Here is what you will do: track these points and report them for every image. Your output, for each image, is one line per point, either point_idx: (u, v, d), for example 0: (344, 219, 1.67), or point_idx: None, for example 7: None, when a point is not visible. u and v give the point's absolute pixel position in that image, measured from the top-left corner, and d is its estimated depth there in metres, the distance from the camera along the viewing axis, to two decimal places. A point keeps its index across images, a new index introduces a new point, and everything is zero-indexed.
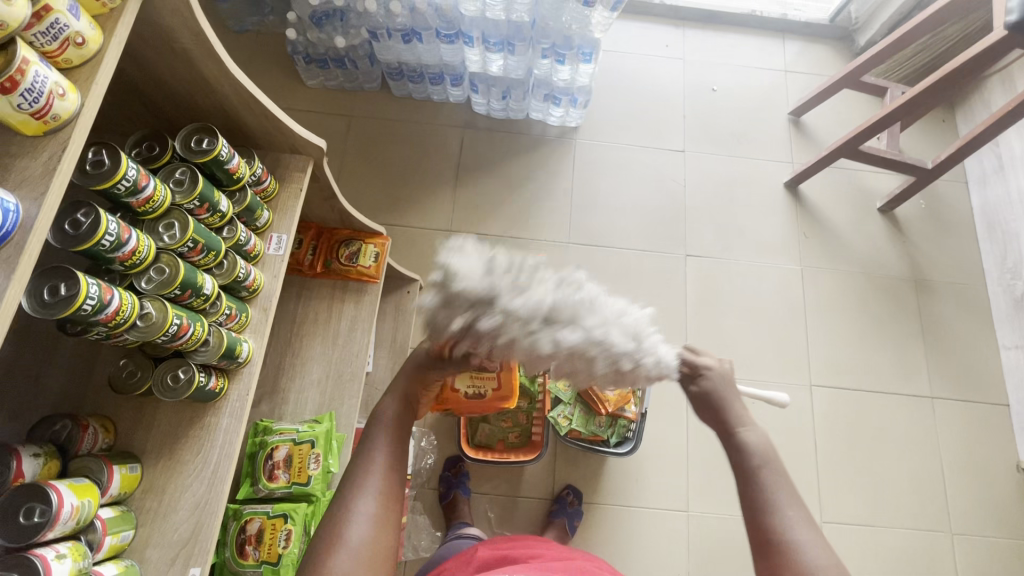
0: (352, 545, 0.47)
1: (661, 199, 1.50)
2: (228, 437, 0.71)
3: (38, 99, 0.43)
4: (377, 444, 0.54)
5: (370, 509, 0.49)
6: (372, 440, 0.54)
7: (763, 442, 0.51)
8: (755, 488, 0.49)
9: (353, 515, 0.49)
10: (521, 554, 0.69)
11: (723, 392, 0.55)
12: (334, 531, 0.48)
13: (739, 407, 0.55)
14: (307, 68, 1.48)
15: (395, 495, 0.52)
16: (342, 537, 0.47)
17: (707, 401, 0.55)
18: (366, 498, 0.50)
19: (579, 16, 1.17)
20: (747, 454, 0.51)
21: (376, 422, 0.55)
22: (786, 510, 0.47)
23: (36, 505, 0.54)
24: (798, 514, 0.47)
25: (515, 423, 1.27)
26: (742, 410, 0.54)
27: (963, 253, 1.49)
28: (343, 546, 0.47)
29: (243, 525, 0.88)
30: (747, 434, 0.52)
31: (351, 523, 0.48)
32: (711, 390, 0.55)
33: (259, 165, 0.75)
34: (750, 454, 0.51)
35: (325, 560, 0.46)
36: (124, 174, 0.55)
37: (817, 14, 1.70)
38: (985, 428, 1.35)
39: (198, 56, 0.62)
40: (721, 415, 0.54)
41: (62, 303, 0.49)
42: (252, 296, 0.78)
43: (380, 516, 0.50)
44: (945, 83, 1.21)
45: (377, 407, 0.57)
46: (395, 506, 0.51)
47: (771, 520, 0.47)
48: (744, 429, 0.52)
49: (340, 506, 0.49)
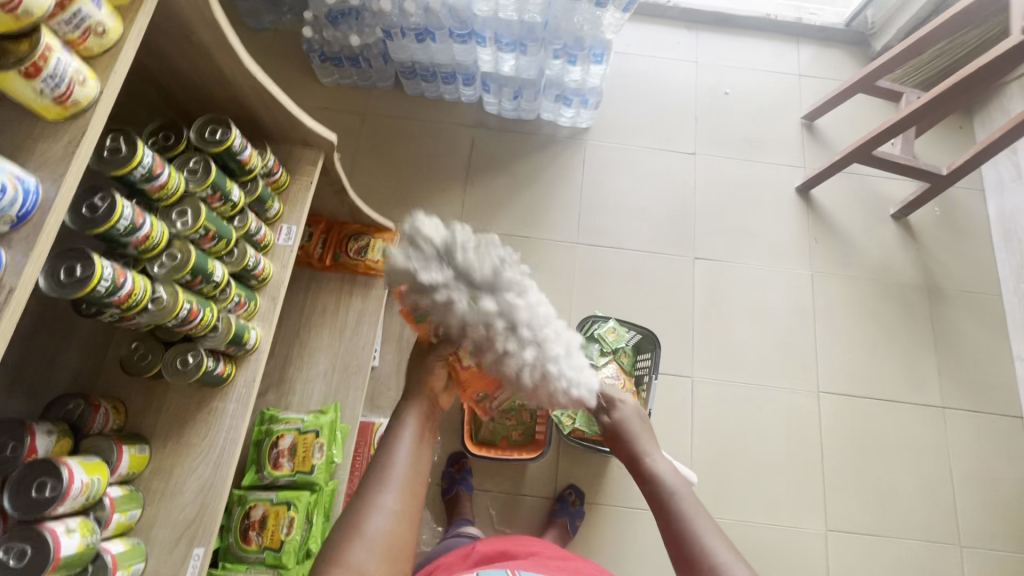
0: (369, 538, 0.50)
1: (671, 201, 1.50)
2: (234, 422, 0.72)
3: (60, 85, 0.45)
4: (402, 441, 0.58)
5: (391, 503, 0.53)
6: (396, 435, 0.58)
7: (670, 470, 0.67)
8: (669, 511, 0.63)
9: (376, 506, 0.52)
10: (520, 551, 0.71)
11: (631, 424, 0.69)
12: (356, 522, 0.51)
13: (643, 438, 0.69)
14: (322, 67, 1.51)
15: (416, 490, 0.55)
16: (363, 528, 0.51)
17: (617, 429, 0.69)
18: (387, 494, 0.53)
19: (591, 17, 1.17)
20: (660, 483, 0.65)
21: (398, 422, 0.59)
22: (695, 518, 0.61)
23: (48, 480, 0.55)
24: (709, 525, 0.61)
25: (520, 421, 1.26)
26: (644, 438, 0.69)
27: (977, 261, 1.47)
28: (362, 537, 0.50)
29: (247, 511, 0.90)
30: (654, 462, 0.67)
31: (372, 516, 0.52)
32: (620, 420, 0.69)
33: (271, 157, 0.76)
34: (663, 483, 0.65)
35: (345, 549, 0.49)
36: (140, 160, 0.57)
37: (834, 18, 1.69)
38: (997, 440, 1.33)
39: (215, 50, 0.64)
40: (629, 444, 0.69)
41: (78, 283, 0.51)
42: (261, 285, 0.80)
43: (399, 510, 0.53)
44: (959, 89, 1.20)
45: (399, 411, 0.61)
46: (416, 501, 0.55)
47: (687, 528, 0.60)
48: (653, 460, 0.67)
49: (362, 499, 0.53)
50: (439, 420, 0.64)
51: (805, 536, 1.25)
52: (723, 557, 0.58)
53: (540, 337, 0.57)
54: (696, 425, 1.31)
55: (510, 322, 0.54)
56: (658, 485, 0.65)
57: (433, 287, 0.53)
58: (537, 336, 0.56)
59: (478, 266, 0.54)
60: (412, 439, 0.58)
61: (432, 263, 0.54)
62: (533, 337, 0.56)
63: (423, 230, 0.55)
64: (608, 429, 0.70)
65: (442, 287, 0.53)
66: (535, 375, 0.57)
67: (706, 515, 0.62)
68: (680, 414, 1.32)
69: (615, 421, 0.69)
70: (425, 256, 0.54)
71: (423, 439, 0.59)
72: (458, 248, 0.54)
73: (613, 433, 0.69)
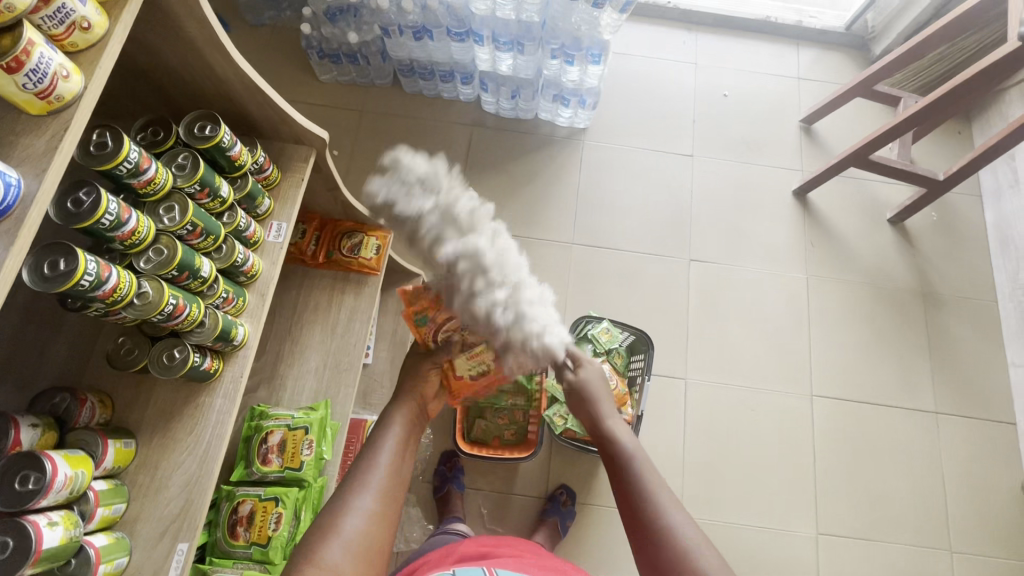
0: (345, 537, 0.50)
1: (667, 203, 1.50)
2: (220, 418, 0.72)
3: (42, 80, 0.45)
4: (385, 442, 0.58)
5: (367, 504, 0.53)
6: (379, 437, 0.59)
7: (628, 433, 0.65)
8: (623, 468, 0.61)
9: (352, 507, 0.52)
10: (504, 552, 0.71)
11: (592, 385, 0.70)
12: (331, 521, 0.51)
13: (604, 400, 0.69)
14: (320, 63, 1.51)
15: (394, 492, 0.55)
16: (338, 528, 0.51)
17: (579, 388, 0.70)
18: (366, 495, 0.53)
19: (588, 18, 1.17)
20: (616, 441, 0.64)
21: (385, 425, 0.60)
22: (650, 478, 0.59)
23: (31, 473, 0.56)
24: (663, 487, 0.59)
25: (512, 420, 1.26)
26: (606, 400, 0.69)
27: (973, 267, 1.47)
28: (337, 536, 0.50)
29: (235, 506, 0.90)
30: (611, 423, 0.67)
31: (349, 516, 0.52)
32: (583, 383, 0.70)
33: (261, 154, 0.77)
34: (618, 441, 0.64)
35: (320, 548, 0.49)
36: (127, 155, 0.57)
37: (834, 22, 1.68)
38: (990, 446, 1.33)
39: (205, 47, 0.64)
40: (591, 406, 0.69)
41: (61, 278, 0.51)
42: (250, 282, 0.80)
43: (376, 511, 0.53)
44: (956, 94, 1.19)
45: (387, 414, 0.62)
46: (394, 502, 0.55)
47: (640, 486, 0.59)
48: (611, 421, 0.67)
49: (340, 499, 0.53)
50: (422, 422, 0.65)
51: (796, 539, 1.25)
52: (673, 519, 0.55)
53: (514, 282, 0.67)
54: (688, 426, 1.31)
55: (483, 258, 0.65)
56: (613, 443, 0.64)
57: (410, 211, 0.66)
58: (506, 278, 0.66)
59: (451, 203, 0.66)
60: (394, 440, 0.59)
61: (412, 189, 0.67)
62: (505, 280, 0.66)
63: (411, 172, 0.67)
64: (571, 391, 0.71)
65: (421, 217, 0.66)
66: (508, 315, 0.66)
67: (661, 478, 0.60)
68: (673, 415, 1.32)
69: (579, 379, 0.71)
70: (406, 184, 0.67)
71: (405, 440, 0.60)
72: (438, 182, 0.67)
73: (576, 395, 0.70)
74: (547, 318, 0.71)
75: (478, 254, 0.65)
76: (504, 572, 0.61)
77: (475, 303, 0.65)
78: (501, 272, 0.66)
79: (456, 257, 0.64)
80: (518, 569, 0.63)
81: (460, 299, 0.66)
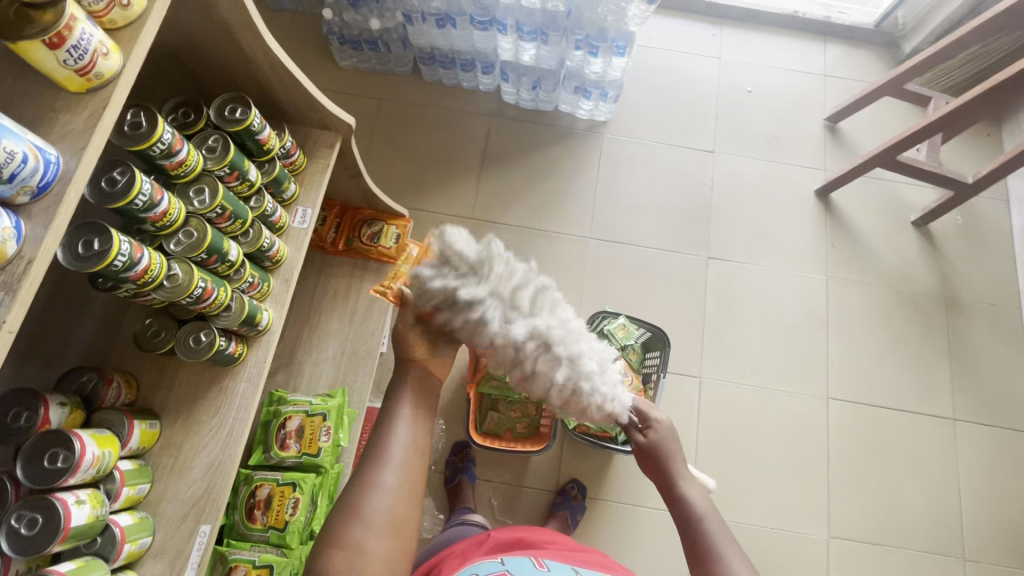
0: (369, 518, 0.48)
1: (686, 199, 1.48)
2: (244, 402, 0.73)
3: (83, 56, 0.45)
4: (399, 422, 0.54)
5: (391, 481, 0.51)
6: (393, 418, 0.54)
7: (700, 491, 0.64)
8: (693, 523, 0.61)
9: (378, 485, 0.50)
10: (536, 540, 0.72)
11: (666, 443, 0.68)
12: (355, 502, 0.49)
13: (678, 458, 0.68)
14: (341, 49, 1.50)
15: (416, 467, 0.53)
16: (361, 509, 0.49)
17: (652, 449, 0.68)
18: (387, 471, 0.51)
19: (615, 8, 1.15)
20: (684, 497, 0.63)
21: (394, 399, 0.56)
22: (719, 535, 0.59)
23: (60, 451, 0.56)
24: (733, 546, 0.58)
25: (524, 413, 1.25)
26: (680, 459, 0.67)
27: (997, 272, 1.44)
28: (360, 516, 0.48)
29: (253, 490, 0.90)
30: (684, 482, 0.65)
31: (373, 494, 0.49)
32: (654, 443, 0.68)
33: (289, 139, 0.76)
34: (688, 497, 0.63)
35: (346, 530, 0.48)
36: (160, 136, 0.56)
37: (863, 18, 1.64)
38: (1008, 455, 1.31)
39: (240, 31, 0.64)
40: (665, 466, 0.67)
41: (95, 257, 0.51)
42: (275, 267, 0.80)
43: (399, 488, 0.50)
44: (990, 95, 1.16)
45: (391, 387, 0.57)
46: (417, 475, 0.52)
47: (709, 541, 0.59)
48: (685, 480, 0.65)
49: (362, 477, 0.51)
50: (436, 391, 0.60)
51: (807, 541, 1.24)
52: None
53: (575, 357, 0.56)
54: (702, 425, 1.30)
55: (541, 342, 0.53)
56: (683, 499, 0.63)
57: (462, 316, 0.52)
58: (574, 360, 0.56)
59: (517, 295, 0.52)
60: (409, 418, 0.55)
61: (468, 277, 0.52)
62: (573, 349, 0.55)
63: (456, 246, 0.52)
64: (643, 450, 0.68)
65: (474, 309, 0.51)
66: (566, 393, 0.57)
67: (731, 537, 0.60)
68: (687, 414, 1.31)
69: (650, 441, 0.68)
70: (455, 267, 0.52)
71: (422, 414, 0.56)
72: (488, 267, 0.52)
73: (649, 456, 0.68)
74: (608, 384, 0.62)
75: (539, 338, 0.53)
76: (553, 563, 0.61)
77: (537, 382, 0.55)
78: (568, 344, 0.55)
79: (524, 348, 0.52)
80: (566, 560, 0.63)
81: (520, 376, 0.56)
